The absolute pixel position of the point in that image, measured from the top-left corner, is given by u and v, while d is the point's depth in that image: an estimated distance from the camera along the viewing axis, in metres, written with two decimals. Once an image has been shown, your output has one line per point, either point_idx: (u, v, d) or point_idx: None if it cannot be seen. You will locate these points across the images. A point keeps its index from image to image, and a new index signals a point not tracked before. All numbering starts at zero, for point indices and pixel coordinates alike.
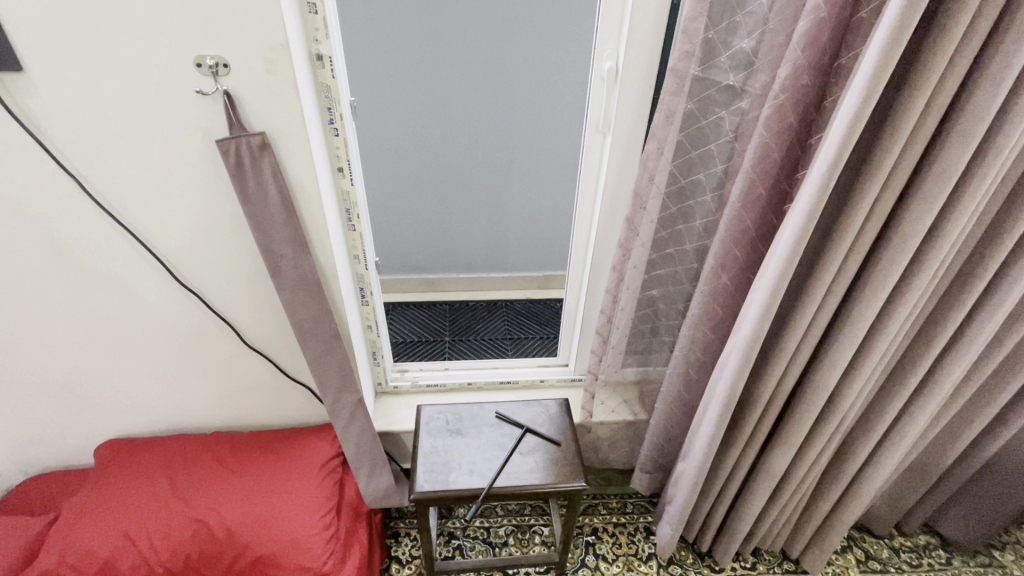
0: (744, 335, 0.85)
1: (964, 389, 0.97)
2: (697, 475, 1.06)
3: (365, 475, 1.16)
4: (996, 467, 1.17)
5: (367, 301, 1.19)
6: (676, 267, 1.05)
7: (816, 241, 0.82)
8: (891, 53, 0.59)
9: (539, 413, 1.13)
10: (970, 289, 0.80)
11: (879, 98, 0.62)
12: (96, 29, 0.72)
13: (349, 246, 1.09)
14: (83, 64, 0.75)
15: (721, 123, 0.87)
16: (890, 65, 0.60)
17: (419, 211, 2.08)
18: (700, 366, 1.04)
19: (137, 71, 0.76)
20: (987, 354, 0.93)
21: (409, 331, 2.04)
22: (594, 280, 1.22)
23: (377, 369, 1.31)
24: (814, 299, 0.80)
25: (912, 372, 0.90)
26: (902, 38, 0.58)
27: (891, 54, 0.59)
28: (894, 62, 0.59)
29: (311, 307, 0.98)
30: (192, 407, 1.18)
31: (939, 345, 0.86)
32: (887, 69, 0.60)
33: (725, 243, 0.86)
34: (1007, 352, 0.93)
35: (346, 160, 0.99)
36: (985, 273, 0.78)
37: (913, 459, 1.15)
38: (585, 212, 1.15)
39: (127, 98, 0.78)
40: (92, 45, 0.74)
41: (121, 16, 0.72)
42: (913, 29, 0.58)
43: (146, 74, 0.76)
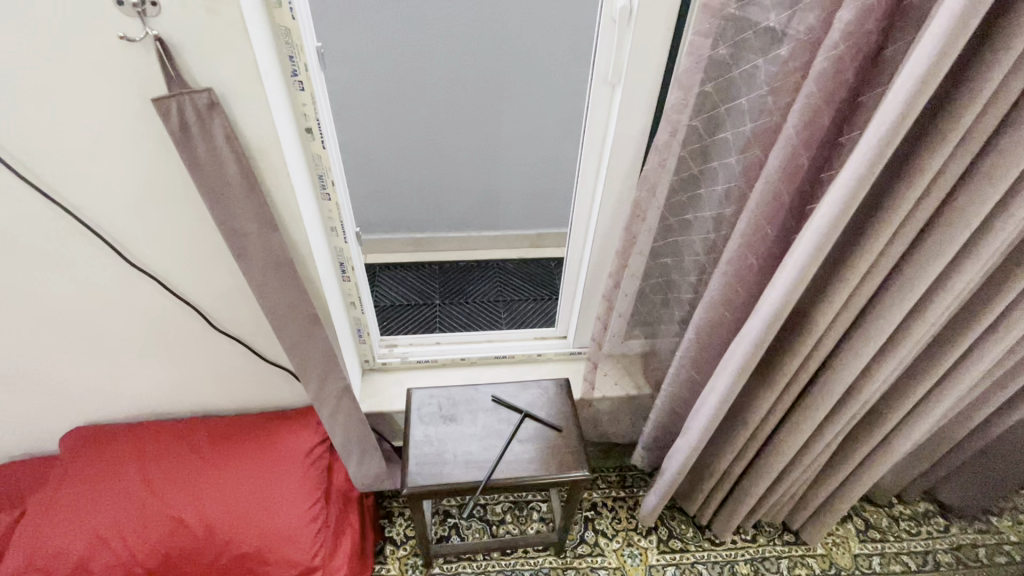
0: (761, 317, 0.77)
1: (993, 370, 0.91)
2: (691, 450, 1.01)
3: (355, 461, 1.10)
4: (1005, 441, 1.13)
5: (349, 276, 1.08)
6: (692, 236, 0.95)
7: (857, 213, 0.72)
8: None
9: (538, 395, 1.06)
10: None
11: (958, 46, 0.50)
12: None
13: (325, 217, 0.98)
14: None
15: (756, 73, 0.73)
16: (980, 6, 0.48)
17: (404, 166, 1.94)
18: (714, 348, 0.96)
19: (42, 10, 0.61)
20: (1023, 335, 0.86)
21: (398, 294, 1.94)
22: (598, 250, 1.12)
23: (364, 346, 1.22)
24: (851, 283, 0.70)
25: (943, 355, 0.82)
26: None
27: None
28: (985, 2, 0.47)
29: (284, 290, 0.87)
30: (163, 392, 1.09)
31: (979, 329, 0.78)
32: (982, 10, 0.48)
33: (756, 219, 0.76)
34: None
35: (315, 120, 0.85)
36: None
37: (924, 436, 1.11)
38: (588, 175, 1.04)
39: (35, 45, 0.63)
40: None
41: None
42: None
43: (53, 15, 0.61)
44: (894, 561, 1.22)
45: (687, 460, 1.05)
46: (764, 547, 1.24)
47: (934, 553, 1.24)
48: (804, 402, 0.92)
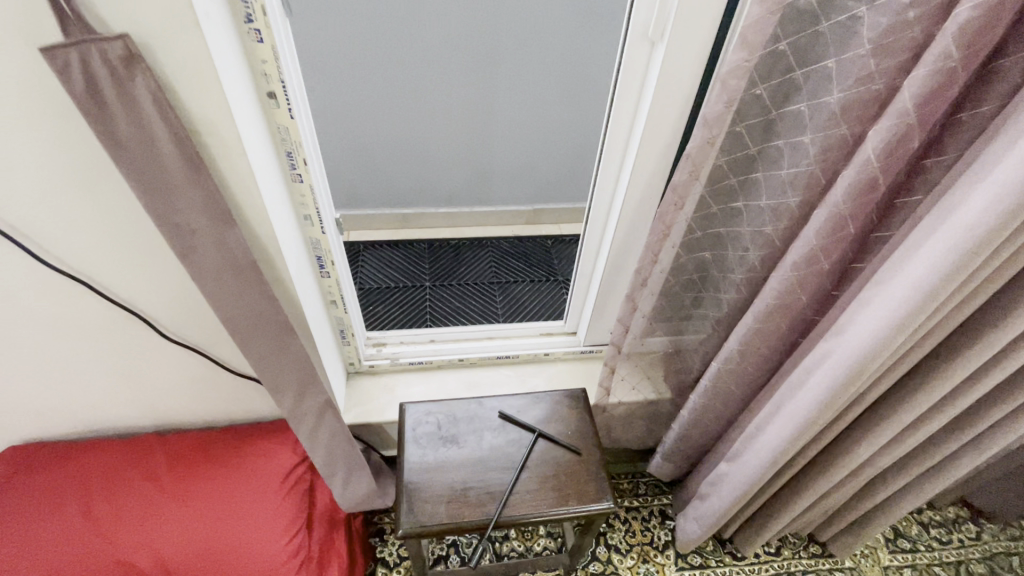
0: (856, 346, 0.64)
1: None
2: (748, 485, 0.91)
3: (341, 482, 0.96)
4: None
5: (328, 273, 0.91)
6: (739, 227, 0.80)
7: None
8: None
9: (551, 410, 0.92)
10: None
11: None
12: None
13: (296, 203, 0.80)
14: None
15: (855, 27, 0.56)
16: None
17: (392, 133, 1.75)
18: (759, 358, 0.84)
19: None
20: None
21: (385, 277, 1.76)
22: (620, 238, 0.97)
23: (348, 349, 1.07)
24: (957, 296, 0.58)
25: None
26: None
27: None
28: None
29: (247, 297, 0.70)
30: (110, 410, 0.92)
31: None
32: None
33: (838, 213, 0.63)
34: None
35: (278, 80, 0.66)
36: None
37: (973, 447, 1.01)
38: (613, 152, 0.88)
39: None
40: None
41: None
42: None
43: None
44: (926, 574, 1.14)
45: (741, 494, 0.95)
46: (789, 561, 1.15)
47: (967, 563, 1.16)
48: (870, 418, 0.81)
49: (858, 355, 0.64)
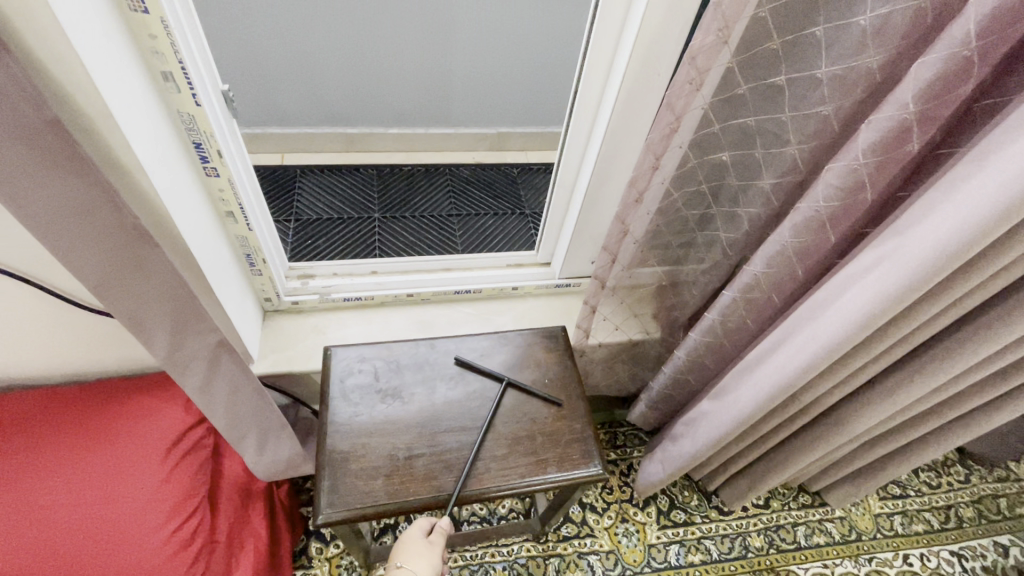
0: (920, 252, 0.47)
1: None
2: (733, 425, 0.76)
3: (254, 448, 0.75)
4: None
5: (216, 169, 0.65)
6: (781, 112, 0.57)
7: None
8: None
9: (519, 354, 0.73)
10: None
11: None
12: None
13: (144, 52, 0.53)
14: None
15: None
16: None
17: (321, 23, 1.40)
18: (786, 285, 0.66)
19: None
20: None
21: (322, 204, 1.49)
22: (615, 138, 0.75)
23: (261, 279, 0.83)
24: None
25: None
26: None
27: None
28: None
29: (80, 203, 0.41)
30: None
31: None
32: None
33: (961, 56, 0.41)
34: None
35: None
36: None
37: None
38: (614, 10, 0.62)
39: None
40: None
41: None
42: None
43: None
44: (917, 520, 1.07)
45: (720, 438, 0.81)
46: (778, 514, 1.05)
47: (956, 507, 1.09)
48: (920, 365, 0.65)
49: (928, 266, 0.47)
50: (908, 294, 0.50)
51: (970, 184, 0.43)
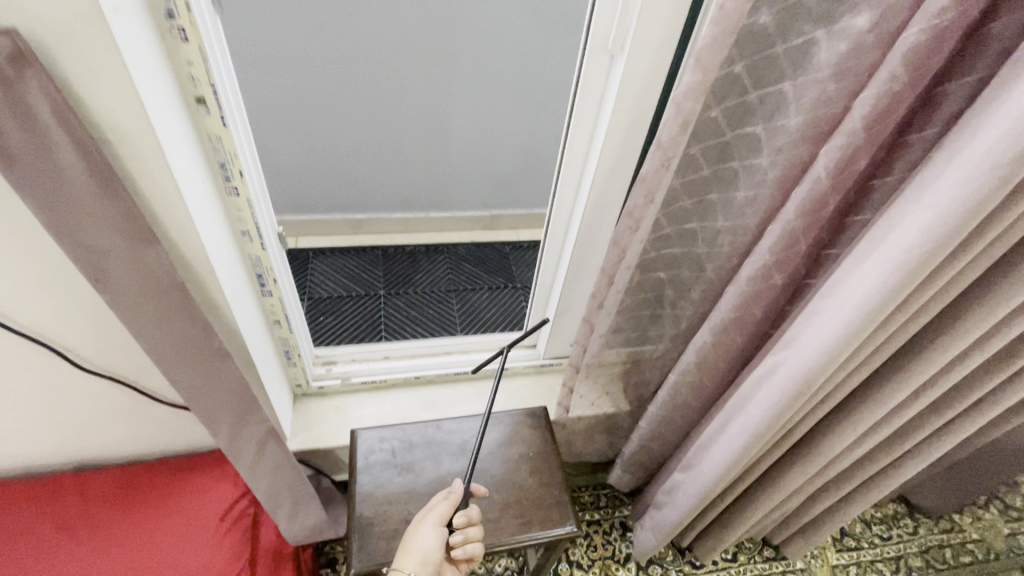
0: (805, 360, 0.66)
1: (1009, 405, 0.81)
2: (704, 493, 0.91)
3: (287, 516, 0.89)
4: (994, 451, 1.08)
5: (270, 292, 0.84)
6: (696, 247, 0.77)
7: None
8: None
9: (508, 430, 0.89)
10: None
11: None
12: None
13: (232, 218, 0.73)
14: None
15: (810, 54, 0.54)
16: None
17: (334, 134, 1.64)
18: (716, 371, 0.85)
19: None
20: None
21: (335, 285, 1.68)
22: (581, 251, 0.96)
23: (295, 371, 1.00)
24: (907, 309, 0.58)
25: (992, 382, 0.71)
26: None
27: None
28: None
29: (175, 323, 0.63)
30: (16, 457, 0.81)
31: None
32: None
33: (790, 229, 0.63)
34: None
35: (208, 86, 0.60)
36: None
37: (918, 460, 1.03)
38: (573, 164, 0.85)
39: None
40: None
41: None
42: None
43: None
44: (869, 570, 1.19)
45: (695, 504, 0.95)
46: (745, 567, 1.17)
47: (905, 558, 1.22)
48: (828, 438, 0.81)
49: (811, 369, 0.66)
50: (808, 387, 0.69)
51: (822, 310, 0.62)
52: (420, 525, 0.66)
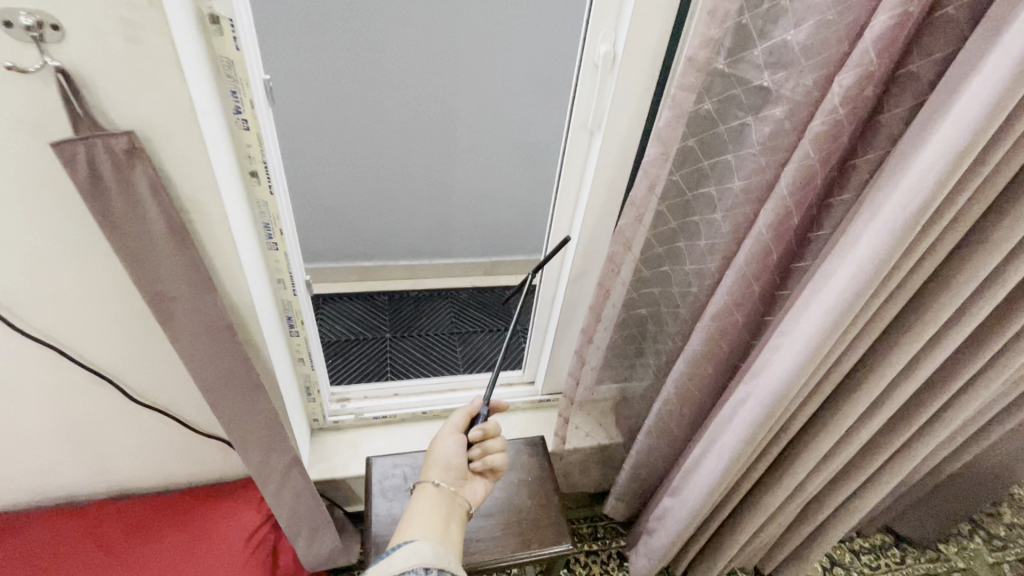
0: (766, 392, 0.73)
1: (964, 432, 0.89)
2: (691, 518, 0.97)
3: (305, 540, 0.96)
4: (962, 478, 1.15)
5: (297, 332, 0.96)
6: (671, 289, 0.88)
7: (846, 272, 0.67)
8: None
9: (508, 458, 0.98)
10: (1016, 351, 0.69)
11: (985, 133, 0.48)
12: None
13: (271, 269, 0.85)
14: None
15: (745, 131, 0.67)
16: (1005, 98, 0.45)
17: (339, 192, 1.76)
18: (695, 400, 0.94)
19: None
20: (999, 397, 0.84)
21: (344, 329, 1.77)
22: (573, 294, 1.08)
23: (313, 405, 1.10)
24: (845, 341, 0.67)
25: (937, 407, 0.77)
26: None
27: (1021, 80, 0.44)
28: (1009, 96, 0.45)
29: (223, 358, 0.74)
30: (70, 480, 0.91)
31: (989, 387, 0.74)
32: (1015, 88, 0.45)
33: (743, 275, 0.74)
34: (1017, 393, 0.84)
35: (261, 163, 0.73)
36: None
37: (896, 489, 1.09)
38: (563, 218, 0.98)
39: None
40: None
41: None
42: None
43: None
44: None
45: (685, 529, 1.01)
46: None
47: None
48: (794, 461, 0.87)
49: (770, 397, 0.73)
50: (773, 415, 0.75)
51: (780, 343, 0.71)
52: (440, 437, 0.76)
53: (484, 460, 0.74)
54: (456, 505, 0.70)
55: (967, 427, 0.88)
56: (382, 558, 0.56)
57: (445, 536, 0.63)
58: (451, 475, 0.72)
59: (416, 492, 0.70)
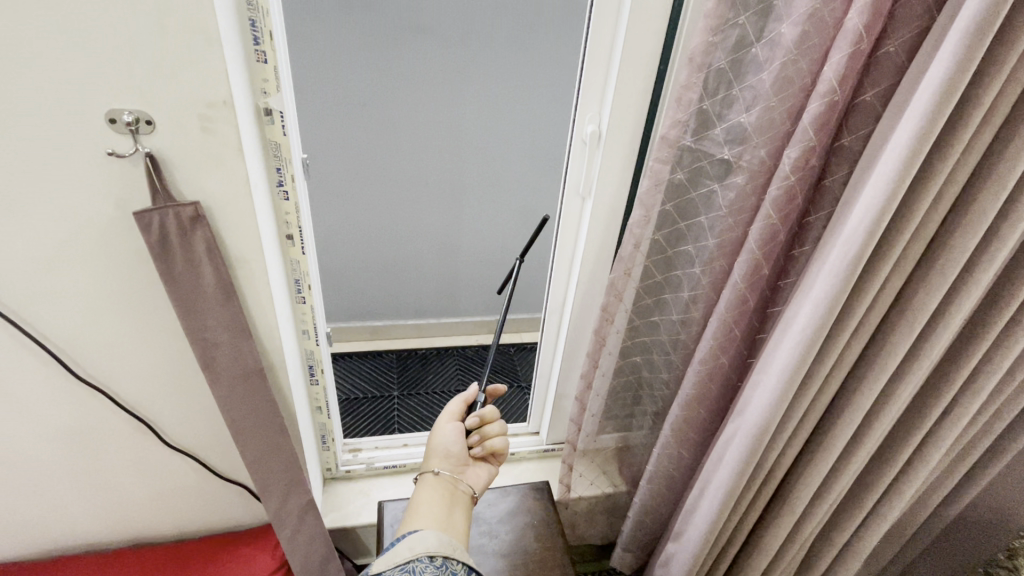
0: (748, 429, 0.75)
1: (950, 478, 0.90)
2: (692, 563, 0.96)
3: None
4: (961, 534, 1.13)
5: (317, 379, 1.04)
6: (660, 336, 0.96)
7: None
8: (924, 141, 0.51)
9: (514, 503, 1.01)
10: (975, 395, 0.70)
11: (898, 191, 0.53)
12: None
13: (298, 319, 0.95)
14: None
15: (713, 197, 0.78)
16: (909, 160, 0.52)
17: (353, 254, 1.88)
18: (691, 443, 0.98)
19: (39, 140, 0.60)
20: (967, 448, 0.86)
21: (353, 387, 1.79)
22: (572, 344, 1.15)
23: (327, 454, 1.15)
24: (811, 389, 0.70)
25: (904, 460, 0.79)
26: (944, 88, 0.49)
27: (922, 144, 0.51)
28: (913, 157, 0.52)
29: (252, 401, 0.81)
30: (103, 523, 0.97)
31: (948, 440, 0.75)
32: (915, 151, 0.51)
33: (724, 320, 0.80)
34: (1003, 428, 0.82)
35: (297, 226, 0.85)
36: (988, 382, 0.69)
37: (899, 541, 1.08)
38: (561, 274, 1.08)
39: (26, 166, 0.61)
40: None
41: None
42: (955, 94, 0.49)
43: (50, 144, 0.60)
44: None
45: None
46: None
47: None
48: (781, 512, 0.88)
49: (752, 433, 0.74)
50: (758, 452, 0.76)
51: (762, 380, 0.74)
52: (439, 427, 0.82)
53: (484, 445, 0.80)
54: (458, 494, 0.75)
55: (946, 475, 0.89)
56: (389, 549, 0.63)
57: (448, 523, 0.69)
58: (451, 462, 0.78)
59: (418, 484, 0.76)
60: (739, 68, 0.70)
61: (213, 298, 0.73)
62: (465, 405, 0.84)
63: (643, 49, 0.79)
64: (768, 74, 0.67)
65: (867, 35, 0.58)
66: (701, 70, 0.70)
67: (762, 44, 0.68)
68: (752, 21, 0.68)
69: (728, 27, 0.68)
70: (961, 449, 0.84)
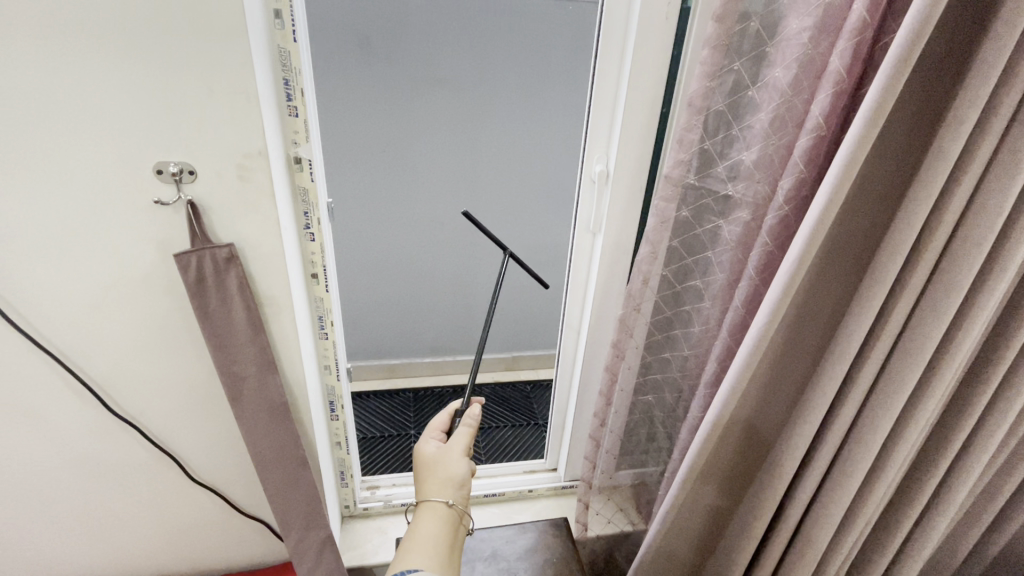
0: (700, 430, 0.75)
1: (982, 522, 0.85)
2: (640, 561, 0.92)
3: None
4: None
5: (337, 415, 1.06)
6: (671, 371, 0.97)
7: (814, 344, 0.73)
8: (855, 161, 0.54)
9: (532, 540, 1.00)
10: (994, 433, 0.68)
11: (836, 202, 0.56)
12: (54, 145, 0.63)
13: (320, 355, 0.99)
14: (31, 180, 0.64)
15: (719, 232, 0.82)
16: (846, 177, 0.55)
17: (372, 293, 1.93)
18: None
19: (96, 190, 0.66)
20: (992, 484, 0.81)
21: (371, 426, 1.80)
22: (587, 378, 1.16)
23: (345, 491, 1.16)
24: (817, 417, 0.70)
25: (927, 501, 0.75)
26: (882, 116, 0.52)
27: (856, 157, 0.54)
28: (847, 177, 0.55)
29: (273, 435, 0.84)
30: (129, 555, 0.99)
31: (970, 477, 0.71)
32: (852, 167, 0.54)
33: (728, 347, 0.81)
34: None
35: (322, 266, 0.90)
36: (1005, 419, 0.67)
37: None
38: (575, 309, 1.11)
39: (80, 213, 0.67)
40: (40, 161, 0.63)
41: (49, 105, 0.61)
42: (885, 111, 0.52)
43: (104, 193, 0.66)
44: None
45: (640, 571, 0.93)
46: None
47: None
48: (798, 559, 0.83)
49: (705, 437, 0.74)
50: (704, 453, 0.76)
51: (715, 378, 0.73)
52: (451, 455, 0.77)
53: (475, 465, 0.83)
54: (461, 525, 0.73)
55: (979, 514, 0.84)
56: None
57: (450, 560, 0.68)
58: (461, 493, 0.74)
59: (425, 510, 0.71)
60: (737, 110, 0.75)
61: (235, 333, 0.77)
62: (472, 434, 0.81)
63: (645, 95, 0.85)
64: (763, 113, 0.72)
65: (848, 75, 0.62)
66: (701, 112, 0.73)
67: (757, 88, 0.72)
68: (747, 66, 0.72)
69: (724, 72, 0.72)
70: (986, 487, 0.81)
